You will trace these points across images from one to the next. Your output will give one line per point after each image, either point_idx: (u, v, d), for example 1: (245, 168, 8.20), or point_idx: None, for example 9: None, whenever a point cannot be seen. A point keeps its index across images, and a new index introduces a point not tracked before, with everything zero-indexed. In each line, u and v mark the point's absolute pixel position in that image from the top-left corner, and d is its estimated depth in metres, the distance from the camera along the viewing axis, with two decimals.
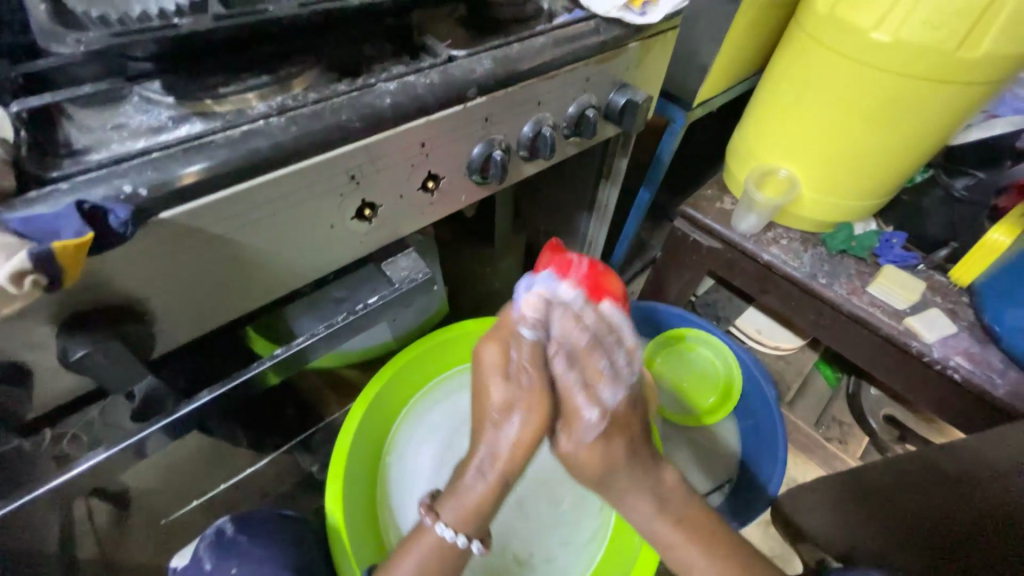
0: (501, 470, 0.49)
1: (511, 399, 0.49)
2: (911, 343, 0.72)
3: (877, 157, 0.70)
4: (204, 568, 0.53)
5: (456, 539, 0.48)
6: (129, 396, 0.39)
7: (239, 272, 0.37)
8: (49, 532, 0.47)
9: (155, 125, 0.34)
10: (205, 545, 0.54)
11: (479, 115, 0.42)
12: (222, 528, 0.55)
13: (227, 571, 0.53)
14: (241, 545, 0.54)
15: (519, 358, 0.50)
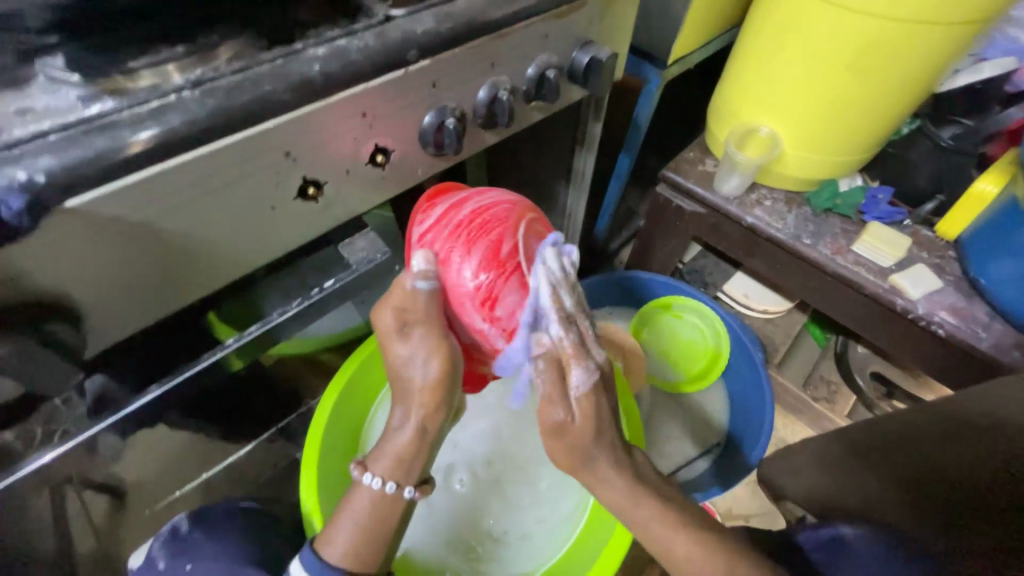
0: (418, 414, 0.44)
1: (411, 355, 0.43)
2: (896, 301, 0.71)
3: (859, 109, 0.67)
4: (158, 566, 0.53)
5: (385, 485, 0.45)
6: (80, 393, 0.38)
7: (173, 262, 0.35)
8: (29, 535, 0.47)
9: (63, 106, 0.31)
10: (159, 543, 0.54)
11: (425, 80, 0.39)
12: (178, 526, 0.55)
13: (182, 567, 0.53)
14: (196, 543, 0.55)
15: (412, 311, 0.42)
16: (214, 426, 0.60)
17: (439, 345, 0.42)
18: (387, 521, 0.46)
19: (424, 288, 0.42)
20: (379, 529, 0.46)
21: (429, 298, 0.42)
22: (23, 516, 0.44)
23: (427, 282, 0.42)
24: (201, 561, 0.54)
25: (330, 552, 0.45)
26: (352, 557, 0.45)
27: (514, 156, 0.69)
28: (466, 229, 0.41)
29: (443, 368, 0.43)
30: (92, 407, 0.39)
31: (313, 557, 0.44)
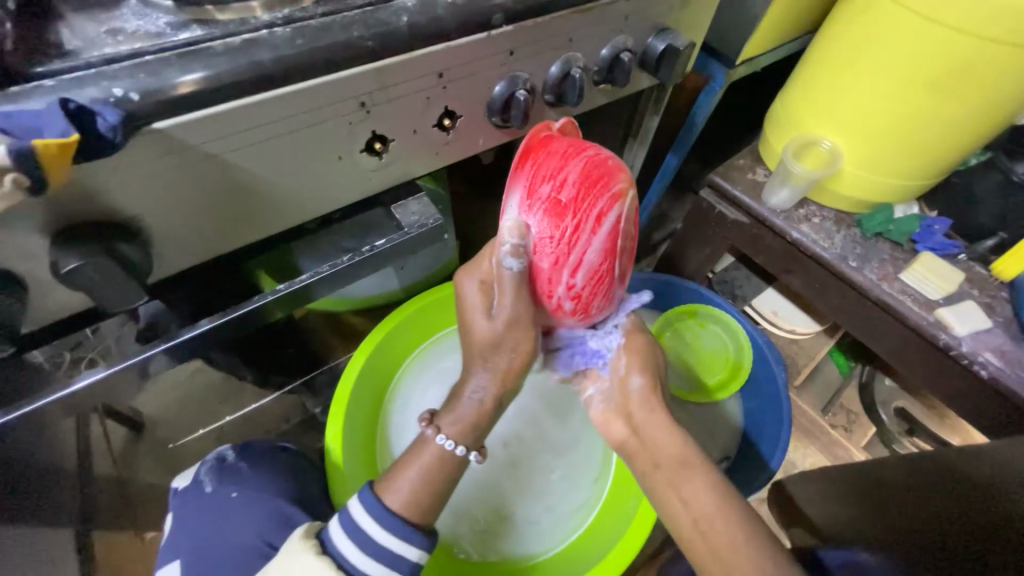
0: (495, 386, 0.46)
1: (498, 333, 0.44)
2: (939, 335, 0.69)
3: (931, 134, 0.64)
4: (205, 490, 0.55)
5: (457, 448, 0.46)
6: (135, 318, 0.41)
7: (238, 199, 0.35)
8: (62, 448, 0.48)
9: (152, 30, 0.31)
10: (206, 469, 0.57)
11: (503, 46, 0.39)
12: (224, 455, 0.58)
13: (228, 494, 0.55)
14: (242, 473, 0.56)
15: (500, 293, 0.43)
16: (243, 371, 0.62)
17: (524, 332, 0.44)
18: (449, 484, 0.47)
19: (513, 266, 0.41)
20: (441, 484, 0.46)
21: (522, 277, 0.42)
22: (60, 430, 0.45)
23: (519, 260, 0.41)
24: (245, 490, 0.55)
25: (393, 500, 0.44)
26: (413, 508, 0.44)
27: None
28: (580, 203, 0.40)
29: (526, 345, 0.45)
30: (141, 331, 0.40)
31: (374, 501, 0.44)
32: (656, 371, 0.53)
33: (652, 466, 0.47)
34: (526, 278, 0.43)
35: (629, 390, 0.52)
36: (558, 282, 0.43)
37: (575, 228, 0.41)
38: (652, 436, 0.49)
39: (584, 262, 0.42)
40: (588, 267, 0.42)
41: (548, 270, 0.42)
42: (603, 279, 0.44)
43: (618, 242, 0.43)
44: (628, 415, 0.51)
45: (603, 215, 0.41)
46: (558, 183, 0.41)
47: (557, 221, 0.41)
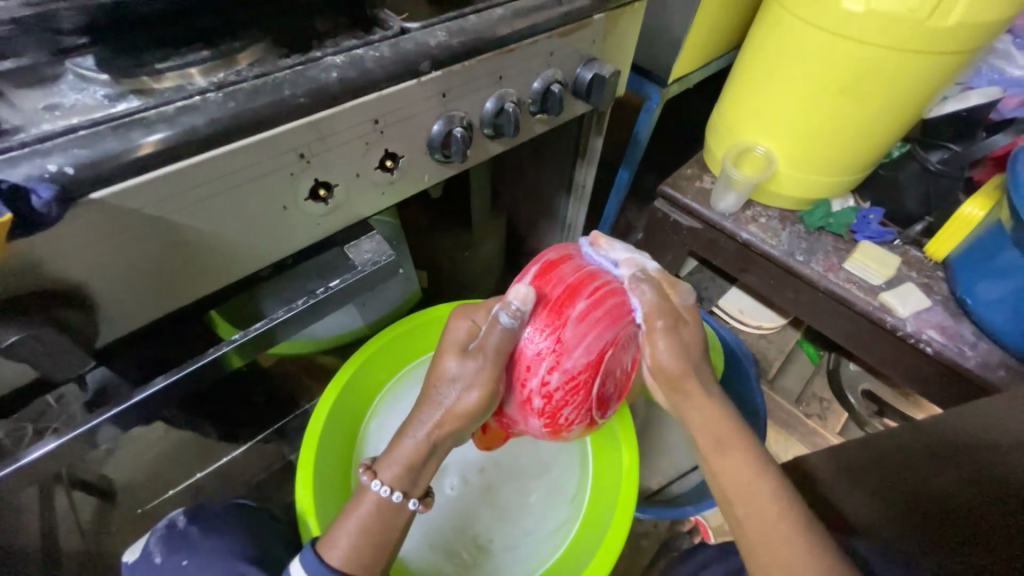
0: (434, 428, 0.46)
1: (463, 373, 0.46)
2: (886, 318, 0.72)
3: (851, 133, 0.69)
4: (154, 561, 0.54)
5: (392, 494, 0.46)
6: (83, 386, 0.40)
7: (183, 256, 0.36)
8: (20, 529, 0.47)
9: (90, 103, 0.33)
10: (156, 539, 0.55)
11: (435, 90, 0.41)
12: (175, 520, 0.56)
13: (177, 563, 0.53)
14: (192, 537, 0.55)
15: (484, 337, 0.45)
16: (213, 424, 0.61)
17: (486, 383, 0.45)
18: (389, 533, 0.46)
19: (505, 323, 0.45)
20: (382, 533, 0.46)
21: (508, 338, 0.45)
22: (16, 507, 0.44)
23: (512, 320, 0.45)
24: (196, 556, 0.53)
25: (333, 555, 0.43)
26: (353, 561, 0.44)
27: (518, 165, 0.71)
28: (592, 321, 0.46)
29: (483, 397, 0.45)
30: (88, 401, 0.39)
31: (315, 560, 0.43)
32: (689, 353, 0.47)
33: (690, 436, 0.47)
34: (506, 342, 0.45)
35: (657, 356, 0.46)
36: (534, 369, 0.47)
37: (569, 344, 0.46)
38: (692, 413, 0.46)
39: (562, 375, 0.47)
40: (563, 382, 0.47)
41: (530, 355, 0.47)
42: (577, 392, 0.47)
43: (600, 364, 0.47)
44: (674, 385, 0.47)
45: (595, 329, 0.46)
46: (564, 283, 0.47)
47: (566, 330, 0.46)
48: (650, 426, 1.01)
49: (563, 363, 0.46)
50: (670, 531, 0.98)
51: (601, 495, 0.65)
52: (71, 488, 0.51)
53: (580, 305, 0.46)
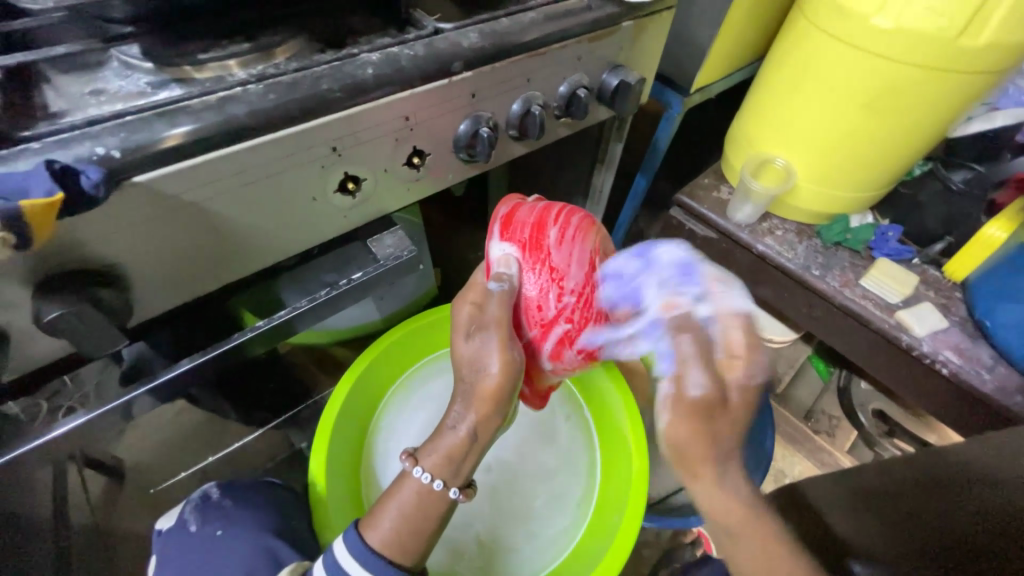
0: (477, 416, 0.46)
1: (475, 355, 0.47)
2: (901, 336, 0.72)
3: (874, 148, 0.69)
4: (188, 530, 0.53)
5: (433, 482, 0.46)
6: (119, 358, 0.41)
7: (217, 244, 0.37)
8: (33, 501, 0.47)
9: (134, 90, 0.34)
10: (189, 508, 0.55)
11: (465, 90, 0.42)
12: (208, 493, 0.56)
13: (211, 532, 0.52)
14: (225, 509, 0.54)
15: (483, 309, 0.48)
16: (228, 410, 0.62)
17: (501, 350, 0.46)
18: (431, 522, 0.46)
19: (495, 289, 0.48)
20: (423, 522, 0.46)
21: (502, 298, 0.47)
22: (36, 478, 0.45)
23: (500, 284, 0.48)
24: (230, 527, 0.52)
25: (373, 537, 0.44)
26: (393, 546, 0.44)
27: (538, 166, 0.71)
28: (566, 239, 0.47)
29: (506, 368, 0.45)
30: (124, 372, 0.41)
31: (357, 539, 0.44)
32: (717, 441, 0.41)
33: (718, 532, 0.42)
34: (505, 301, 0.48)
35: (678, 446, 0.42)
36: (545, 306, 0.48)
37: (562, 271, 0.47)
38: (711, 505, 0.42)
39: (576, 306, 0.48)
40: (574, 309, 0.48)
41: (536, 295, 0.48)
42: (590, 306, 0.48)
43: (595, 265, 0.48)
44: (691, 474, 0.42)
45: (573, 245, 0.47)
46: (526, 226, 0.48)
47: (553, 259, 0.47)
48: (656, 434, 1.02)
49: (568, 297, 0.47)
50: (672, 541, 0.97)
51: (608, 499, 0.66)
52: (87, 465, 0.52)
53: (551, 231, 0.47)
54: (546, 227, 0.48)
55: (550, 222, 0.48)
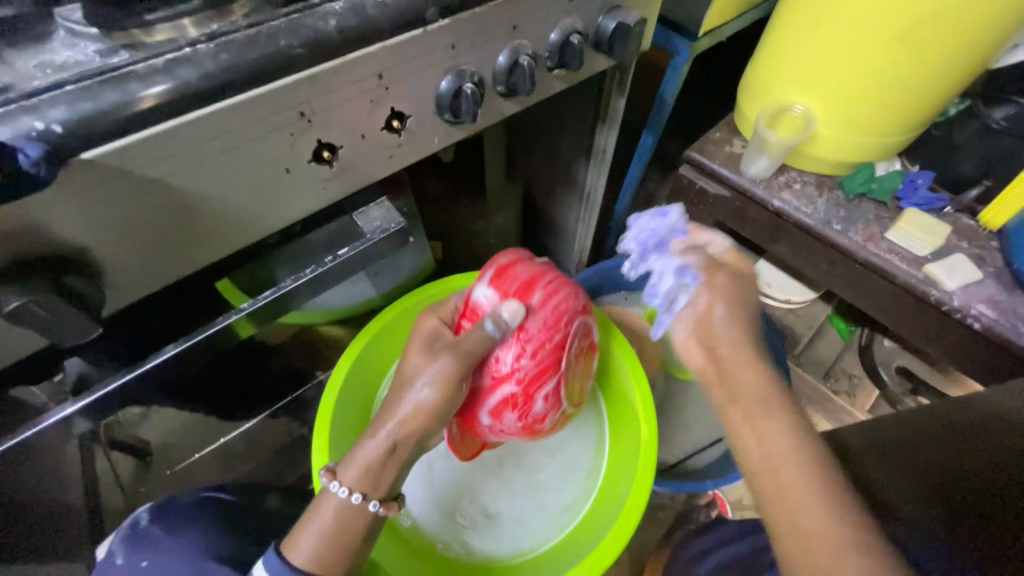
0: (395, 431, 0.47)
1: (417, 372, 0.48)
2: (930, 292, 0.67)
3: (904, 87, 0.63)
4: (114, 562, 0.54)
5: (350, 497, 0.45)
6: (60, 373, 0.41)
7: (187, 224, 0.35)
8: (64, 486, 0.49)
9: (80, 59, 0.31)
10: (117, 539, 0.55)
11: (443, 41, 0.38)
12: (138, 519, 0.57)
13: (137, 564, 0.54)
14: (154, 536, 0.55)
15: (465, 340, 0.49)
16: (213, 399, 0.60)
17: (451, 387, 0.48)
18: (348, 537, 0.46)
19: (488, 330, 0.50)
20: (345, 538, 0.46)
21: (484, 342, 0.50)
22: (60, 464, 0.46)
23: (495, 329, 0.50)
24: (157, 558, 0.54)
25: (296, 556, 0.44)
26: (319, 564, 0.44)
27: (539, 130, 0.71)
28: (552, 320, 0.53)
29: (443, 395, 0.47)
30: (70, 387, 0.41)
31: (278, 561, 0.44)
32: (747, 318, 0.47)
33: (730, 401, 0.42)
34: (484, 343, 0.50)
35: (713, 321, 0.47)
36: (501, 361, 0.53)
37: (528, 330, 0.52)
38: (739, 374, 0.43)
39: (528, 370, 0.52)
40: (528, 378, 0.53)
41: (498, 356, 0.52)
42: (535, 384, 0.53)
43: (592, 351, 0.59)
44: (714, 348, 0.46)
45: (558, 316, 0.53)
46: (517, 281, 0.53)
47: (529, 322, 0.52)
48: (670, 401, 1.00)
49: (523, 357, 0.52)
50: (686, 504, 0.98)
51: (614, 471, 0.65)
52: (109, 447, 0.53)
53: (542, 296, 0.53)
54: (535, 296, 0.52)
55: (552, 295, 0.53)
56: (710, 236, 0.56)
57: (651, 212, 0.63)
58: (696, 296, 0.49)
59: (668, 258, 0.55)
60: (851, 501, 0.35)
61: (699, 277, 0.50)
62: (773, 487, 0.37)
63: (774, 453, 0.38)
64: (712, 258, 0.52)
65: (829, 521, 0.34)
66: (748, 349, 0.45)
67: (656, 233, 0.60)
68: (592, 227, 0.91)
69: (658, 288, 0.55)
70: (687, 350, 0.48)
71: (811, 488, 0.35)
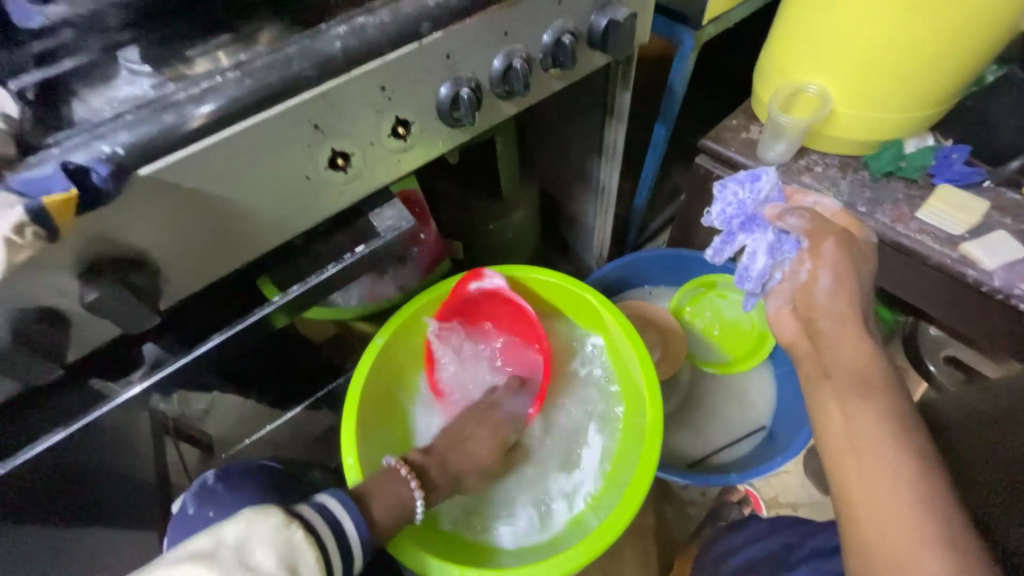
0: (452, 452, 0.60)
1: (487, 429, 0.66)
2: (967, 272, 0.64)
3: (925, 57, 0.60)
4: (187, 512, 0.59)
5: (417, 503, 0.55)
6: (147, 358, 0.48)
7: (223, 227, 0.40)
8: (142, 461, 0.57)
9: (139, 93, 0.37)
10: (190, 495, 0.60)
11: (438, 52, 0.42)
12: (206, 480, 0.61)
13: (206, 514, 0.58)
14: (218, 493, 0.60)
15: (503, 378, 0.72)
16: (262, 388, 0.67)
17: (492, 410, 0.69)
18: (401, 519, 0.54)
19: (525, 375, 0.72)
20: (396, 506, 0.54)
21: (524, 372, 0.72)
22: (138, 442, 0.54)
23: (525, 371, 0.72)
24: (221, 509, 0.58)
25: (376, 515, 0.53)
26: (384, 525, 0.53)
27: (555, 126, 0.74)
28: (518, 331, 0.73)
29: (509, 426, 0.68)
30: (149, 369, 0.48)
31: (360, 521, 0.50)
32: (858, 289, 0.43)
33: (821, 375, 0.41)
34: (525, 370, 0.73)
35: (815, 292, 0.44)
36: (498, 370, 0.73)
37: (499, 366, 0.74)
38: (835, 350, 0.41)
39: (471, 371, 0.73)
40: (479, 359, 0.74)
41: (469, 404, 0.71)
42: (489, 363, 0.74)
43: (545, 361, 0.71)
44: (810, 323, 0.44)
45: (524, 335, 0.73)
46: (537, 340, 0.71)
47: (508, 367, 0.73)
48: (696, 394, 0.99)
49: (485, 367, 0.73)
50: (717, 500, 0.96)
51: (624, 467, 0.65)
52: (175, 436, 0.63)
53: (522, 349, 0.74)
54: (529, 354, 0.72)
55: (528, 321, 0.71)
56: (815, 199, 0.55)
57: (739, 177, 0.59)
58: (801, 270, 0.45)
59: (765, 231, 0.52)
60: (946, 497, 0.35)
61: (802, 244, 0.47)
62: (852, 469, 0.37)
63: (863, 433, 0.37)
64: (820, 221, 0.48)
65: (915, 511, 0.34)
66: (863, 329, 0.42)
67: (745, 206, 0.57)
68: (609, 222, 0.92)
69: (749, 269, 0.53)
70: (778, 320, 0.47)
71: (903, 480, 0.35)
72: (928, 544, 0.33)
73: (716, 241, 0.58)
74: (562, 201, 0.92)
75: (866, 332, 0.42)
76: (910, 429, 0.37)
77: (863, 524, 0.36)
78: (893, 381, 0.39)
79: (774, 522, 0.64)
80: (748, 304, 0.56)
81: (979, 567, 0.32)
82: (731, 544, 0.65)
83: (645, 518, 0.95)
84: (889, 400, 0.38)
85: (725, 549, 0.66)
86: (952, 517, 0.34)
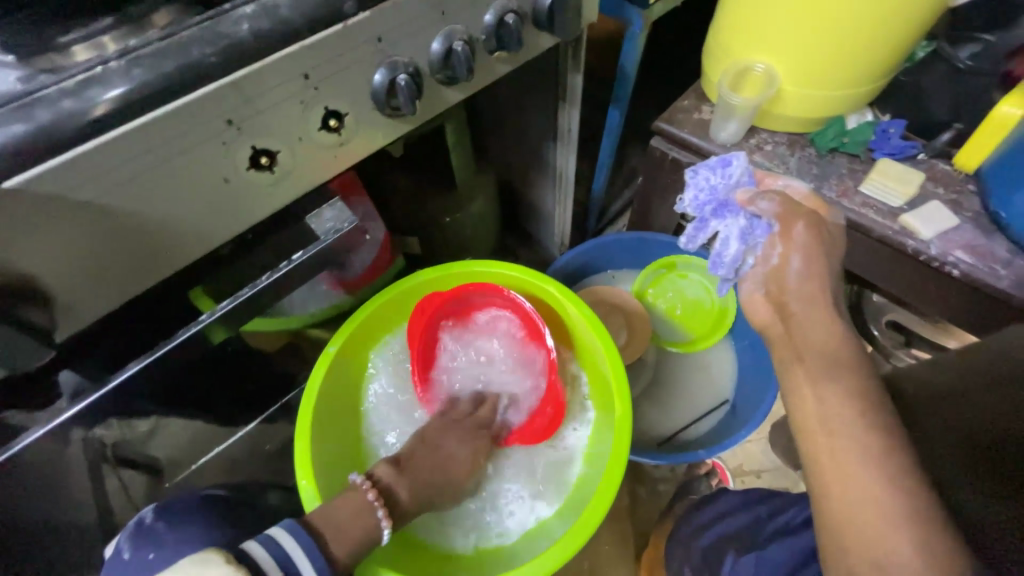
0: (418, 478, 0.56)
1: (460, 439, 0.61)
2: (907, 242, 0.67)
3: (862, 34, 0.61)
4: (122, 557, 0.53)
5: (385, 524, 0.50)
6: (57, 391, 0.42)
7: (129, 242, 0.35)
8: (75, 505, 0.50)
9: (1, 88, 0.31)
10: (125, 536, 0.54)
11: (367, 34, 0.37)
12: (144, 518, 0.56)
13: (144, 557, 0.53)
14: (158, 533, 0.54)
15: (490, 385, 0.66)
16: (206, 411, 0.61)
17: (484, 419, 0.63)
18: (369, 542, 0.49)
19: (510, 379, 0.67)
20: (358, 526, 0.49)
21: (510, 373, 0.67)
22: (64, 486, 0.47)
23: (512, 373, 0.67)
24: (162, 551, 0.53)
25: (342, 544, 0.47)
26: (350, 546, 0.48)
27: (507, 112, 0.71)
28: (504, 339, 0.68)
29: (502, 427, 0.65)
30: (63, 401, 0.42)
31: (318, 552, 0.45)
32: (828, 270, 0.44)
33: (796, 359, 0.41)
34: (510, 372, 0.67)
35: (786, 274, 0.44)
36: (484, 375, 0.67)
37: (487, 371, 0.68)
38: (806, 331, 0.42)
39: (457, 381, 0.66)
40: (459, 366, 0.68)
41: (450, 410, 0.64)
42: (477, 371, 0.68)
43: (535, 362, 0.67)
44: (784, 306, 0.44)
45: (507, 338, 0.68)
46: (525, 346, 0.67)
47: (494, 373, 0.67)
48: (663, 375, 1.01)
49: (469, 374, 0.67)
50: (687, 475, 0.98)
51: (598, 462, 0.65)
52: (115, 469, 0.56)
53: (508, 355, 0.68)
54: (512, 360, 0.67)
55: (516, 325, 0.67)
56: (785, 182, 0.55)
57: (711, 162, 0.59)
58: (773, 253, 0.46)
59: (739, 216, 0.52)
60: (909, 471, 0.35)
61: (773, 228, 0.48)
62: (825, 447, 0.38)
63: (832, 415, 0.38)
64: (790, 203, 0.48)
65: (885, 488, 0.35)
66: (825, 308, 0.42)
67: (717, 192, 0.56)
68: (569, 209, 0.90)
69: (723, 255, 0.54)
70: (752, 304, 0.47)
71: (868, 456, 0.36)
72: (897, 517, 0.34)
73: (689, 227, 0.59)
74: (520, 190, 0.90)
75: (838, 316, 0.42)
76: (876, 405, 0.38)
77: (834, 503, 0.37)
78: (861, 358, 0.40)
79: (743, 496, 0.66)
80: (723, 288, 0.57)
81: (942, 534, 0.33)
82: (704, 521, 0.66)
83: (620, 500, 0.97)
84: (850, 379, 0.39)
85: (698, 527, 0.67)
86: (915, 490, 0.35)
